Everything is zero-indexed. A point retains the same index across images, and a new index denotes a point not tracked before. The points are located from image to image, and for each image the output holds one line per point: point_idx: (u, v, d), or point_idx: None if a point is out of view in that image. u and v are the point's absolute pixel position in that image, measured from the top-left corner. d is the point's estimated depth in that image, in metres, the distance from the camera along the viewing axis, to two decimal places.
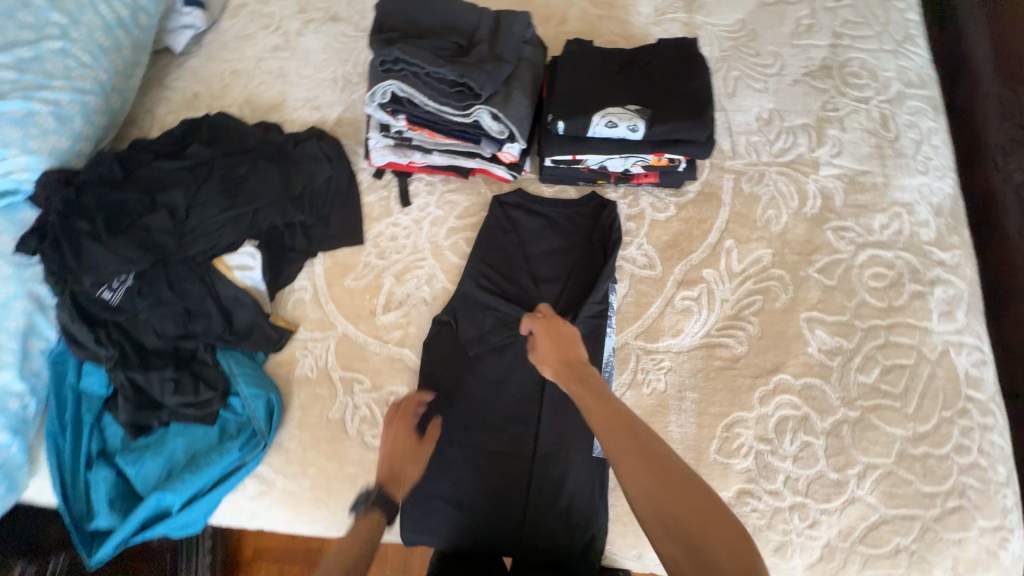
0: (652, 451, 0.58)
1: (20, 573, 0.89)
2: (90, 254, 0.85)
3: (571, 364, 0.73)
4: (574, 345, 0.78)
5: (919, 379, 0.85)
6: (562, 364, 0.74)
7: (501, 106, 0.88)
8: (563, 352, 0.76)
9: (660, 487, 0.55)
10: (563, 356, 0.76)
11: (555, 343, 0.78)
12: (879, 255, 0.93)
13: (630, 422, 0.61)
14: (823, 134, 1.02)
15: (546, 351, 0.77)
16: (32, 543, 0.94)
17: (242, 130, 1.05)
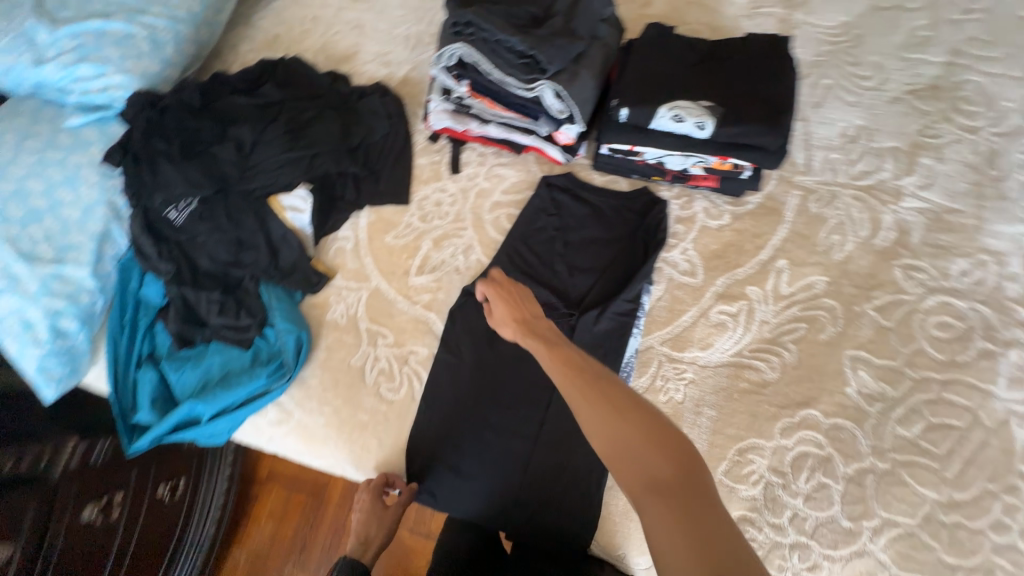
0: (602, 382, 0.59)
1: (75, 446, 1.01)
2: (163, 173, 0.92)
3: (526, 322, 0.73)
4: (528, 303, 0.76)
5: (966, 444, 0.78)
6: (515, 322, 0.73)
7: (566, 84, 0.85)
8: (519, 313, 0.74)
9: (610, 410, 0.55)
10: (515, 313, 0.74)
11: (510, 305, 0.76)
12: (951, 304, 0.85)
13: (580, 362, 0.62)
14: (914, 161, 0.92)
15: (501, 311, 0.76)
16: (85, 426, 1.06)
17: (313, 76, 1.08)
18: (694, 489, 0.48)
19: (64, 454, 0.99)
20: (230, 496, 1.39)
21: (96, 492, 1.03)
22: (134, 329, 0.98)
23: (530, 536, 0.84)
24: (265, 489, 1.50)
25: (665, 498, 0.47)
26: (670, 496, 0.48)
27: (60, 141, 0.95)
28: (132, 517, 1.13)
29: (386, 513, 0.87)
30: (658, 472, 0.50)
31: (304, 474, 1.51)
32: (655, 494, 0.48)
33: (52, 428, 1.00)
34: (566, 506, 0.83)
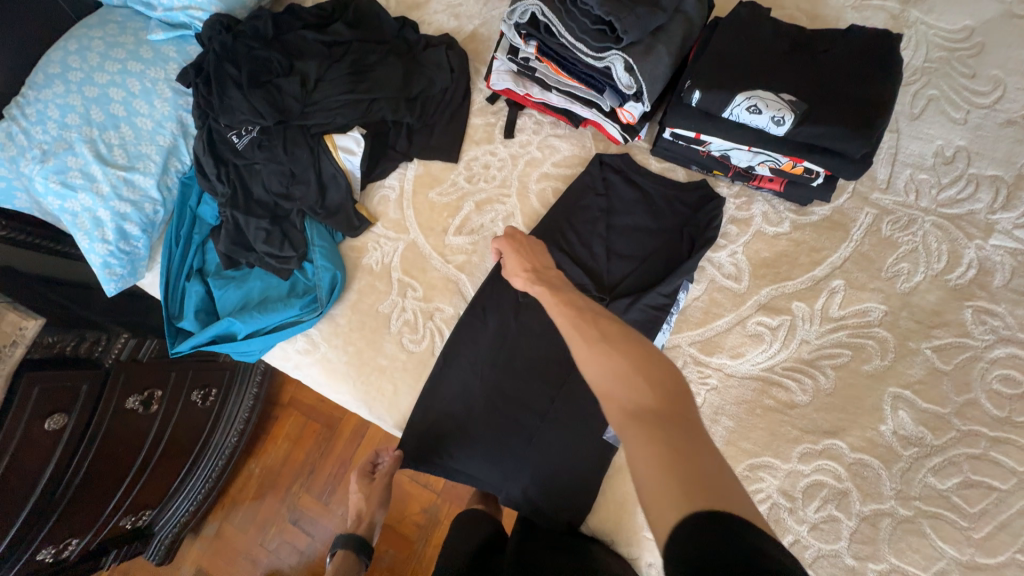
0: (600, 322, 0.62)
1: (126, 340, 1.10)
2: (231, 98, 0.95)
3: (536, 270, 0.79)
4: (539, 257, 0.83)
5: (1004, 509, 0.72)
6: (525, 271, 0.79)
7: (638, 57, 0.80)
8: (528, 265, 0.80)
9: (603, 340, 0.59)
10: (525, 262, 0.81)
11: (522, 257, 0.82)
12: (1022, 358, 0.77)
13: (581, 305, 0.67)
14: (1015, 196, 0.82)
15: (513, 262, 0.82)
16: (135, 326, 1.15)
17: (382, 20, 1.07)
18: (677, 415, 0.50)
19: (115, 347, 1.07)
20: (254, 415, 1.48)
21: (139, 386, 1.11)
22: (188, 242, 1.04)
23: (523, 506, 0.86)
24: (285, 413, 1.60)
25: (645, 420, 0.50)
26: (650, 415, 0.50)
27: (143, 54, 1.00)
28: (168, 414, 1.23)
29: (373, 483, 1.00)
30: (643, 399, 0.52)
31: (321, 406, 1.58)
32: (637, 416, 0.51)
33: (108, 321, 1.10)
34: (561, 484, 0.84)
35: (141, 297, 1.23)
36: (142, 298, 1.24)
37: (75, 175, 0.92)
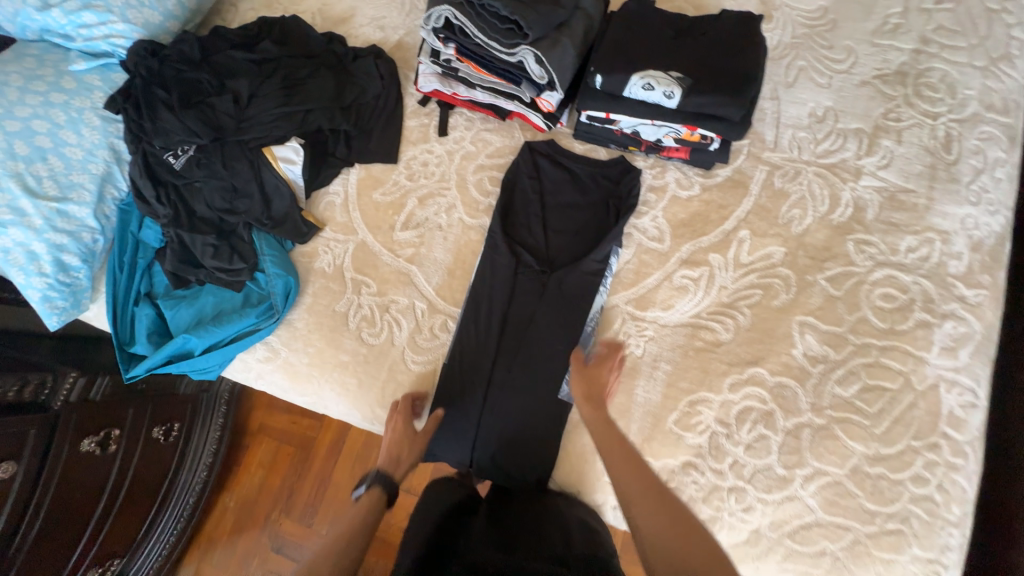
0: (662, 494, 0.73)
1: (74, 379, 1.09)
2: (163, 121, 0.96)
3: (595, 398, 0.85)
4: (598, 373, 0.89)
5: (897, 405, 0.85)
6: (583, 394, 0.86)
7: (546, 50, 0.89)
8: (587, 387, 0.86)
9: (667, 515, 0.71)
10: (587, 386, 0.86)
11: (592, 378, 0.88)
12: (896, 276, 0.90)
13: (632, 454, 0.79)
14: (875, 143, 0.97)
15: (574, 380, 0.88)
16: (83, 362, 1.14)
17: (310, 36, 1.12)
18: None
19: (63, 387, 1.07)
20: (223, 443, 1.48)
21: (93, 425, 1.11)
22: (133, 268, 1.05)
23: (493, 473, 0.91)
24: (256, 440, 1.58)
25: None
26: None
27: (65, 85, 1.00)
28: (128, 453, 1.21)
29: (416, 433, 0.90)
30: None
31: (292, 428, 1.57)
32: None
33: (51, 359, 1.08)
34: (526, 449, 0.91)
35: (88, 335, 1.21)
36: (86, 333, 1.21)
37: (4, 213, 0.90)
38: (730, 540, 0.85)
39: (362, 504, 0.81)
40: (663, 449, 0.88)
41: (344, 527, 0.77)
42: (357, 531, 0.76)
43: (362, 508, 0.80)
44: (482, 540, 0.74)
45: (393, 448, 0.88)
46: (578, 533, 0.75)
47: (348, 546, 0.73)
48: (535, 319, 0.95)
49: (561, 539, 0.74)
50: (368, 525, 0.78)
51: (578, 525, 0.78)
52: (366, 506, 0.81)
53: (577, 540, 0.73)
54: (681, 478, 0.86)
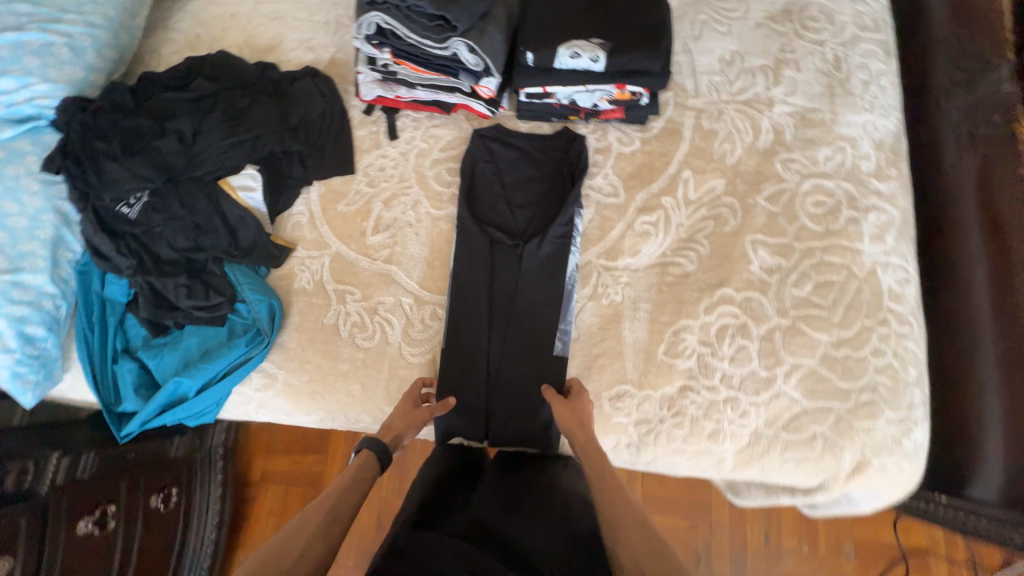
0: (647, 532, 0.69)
1: (55, 463, 1.02)
2: (109, 172, 0.95)
3: (585, 429, 0.85)
4: (584, 404, 0.89)
5: (847, 293, 0.96)
6: (571, 423, 0.85)
7: (477, 39, 0.95)
8: (575, 418, 0.86)
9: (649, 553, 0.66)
10: (575, 416, 0.86)
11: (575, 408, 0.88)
12: (821, 184, 1.02)
13: (619, 485, 0.76)
14: (779, 75, 1.10)
15: (561, 412, 0.87)
16: (57, 439, 1.06)
17: (242, 67, 1.13)
18: None
19: (48, 471, 1.01)
20: (226, 500, 1.45)
21: (87, 506, 1.08)
22: (104, 327, 1.02)
23: (507, 438, 0.98)
24: (262, 488, 1.54)
25: None
26: None
27: None
28: (128, 529, 1.18)
29: (419, 410, 0.91)
30: None
31: (297, 468, 1.54)
32: None
33: (29, 442, 1.01)
34: (534, 410, 0.97)
35: (61, 422, 1.10)
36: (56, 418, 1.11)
37: None
38: (736, 447, 0.93)
39: (354, 467, 0.81)
40: (659, 380, 0.95)
41: (338, 484, 0.78)
42: (351, 491, 0.77)
43: (355, 468, 0.80)
44: (491, 499, 0.86)
45: (394, 419, 0.88)
46: (577, 502, 0.86)
47: (337, 504, 0.75)
48: (518, 288, 1.01)
49: (562, 508, 0.84)
50: (361, 488, 0.79)
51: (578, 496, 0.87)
52: (356, 470, 0.80)
53: (577, 514, 0.83)
54: (681, 400, 0.94)
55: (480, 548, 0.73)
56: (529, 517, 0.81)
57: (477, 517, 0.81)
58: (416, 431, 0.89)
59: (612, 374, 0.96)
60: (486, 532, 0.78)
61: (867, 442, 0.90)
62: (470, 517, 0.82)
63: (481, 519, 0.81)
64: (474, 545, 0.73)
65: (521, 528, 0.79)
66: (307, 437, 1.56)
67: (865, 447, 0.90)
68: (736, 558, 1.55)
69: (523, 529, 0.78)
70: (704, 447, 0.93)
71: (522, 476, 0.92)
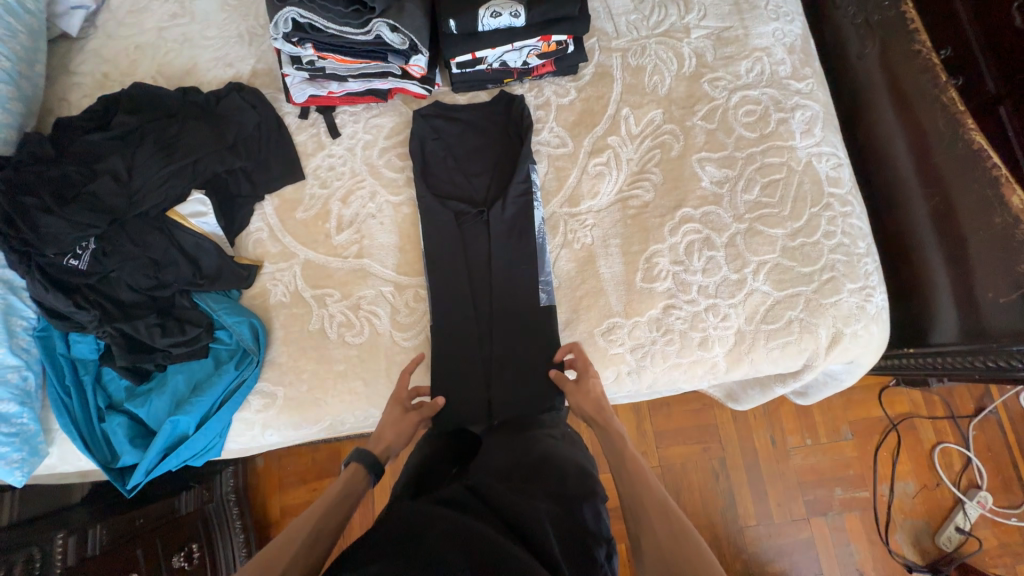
0: (660, 501, 0.71)
1: (64, 543, 0.99)
2: (46, 226, 0.90)
3: (601, 408, 0.88)
4: (591, 382, 0.91)
5: (791, 188, 1.04)
6: (590, 409, 0.88)
7: (397, 17, 0.95)
8: (591, 402, 0.89)
9: (662, 520, 0.69)
10: (590, 398, 0.89)
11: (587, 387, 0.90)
12: (748, 95, 1.09)
13: (637, 464, 0.78)
14: (689, 2, 1.16)
15: (577, 395, 0.90)
16: (60, 522, 1.03)
17: (162, 94, 1.09)
18: None
19: (56, 553, 0.97)
20: (252, 548, 1.44)
21: None
22: (81, 388, 0.98)
23: (514, 396, 1.00)
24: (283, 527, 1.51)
25: None
26: None
27: None
28: None
29: (408, 415, 0.92)
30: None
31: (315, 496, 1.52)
32: None
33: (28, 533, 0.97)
34: (533, 366, 1.00)
35: (51, 513, 1.05)
36: (50, 506, 1.07)
37: None
38: (725, 349, 0.99)
39: (341, 482, 0.80)
40: (643, 306, 1.00)
41: (327, 497, 0.77)
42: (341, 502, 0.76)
43: (342, 482, 0.80)
44: (487, 468, 0.81)
45: (383, 429, 0.89)
46: (573, 474, 0.79)
47: (327, 516, 0.73)
48: (492, 251, 1.04)
49: (558, 477, 0.78)
50: (352, 500, 0.78)
51: (574, 465, 0.82)
52: (345, 482, 0.80)
53: (573, 485, 0.77)
54: (667, 319, 0.99)
55: (479, 520, 0.67)
56: (528, 486, 0.75)
57: (472, 485, 0.76)
58: (405, 438, 0.90)
59: (600, 311, 1.00)
60: (480, 499, 0.73)
61: (836, 314, 0.99)
62: (465, 484, 0.77)
63: (476, 484, 0.76)
64: (470, 517, 0.68)
65: (519, 495, 0.73)
66: (319, 462, 1.54)
67: (836, 320, 0.99)
68: (750, 467, 1.65)
69: (521, 495, 0.73)
70: (697, 356, 0.99)
71: (516, 441, 0.88)
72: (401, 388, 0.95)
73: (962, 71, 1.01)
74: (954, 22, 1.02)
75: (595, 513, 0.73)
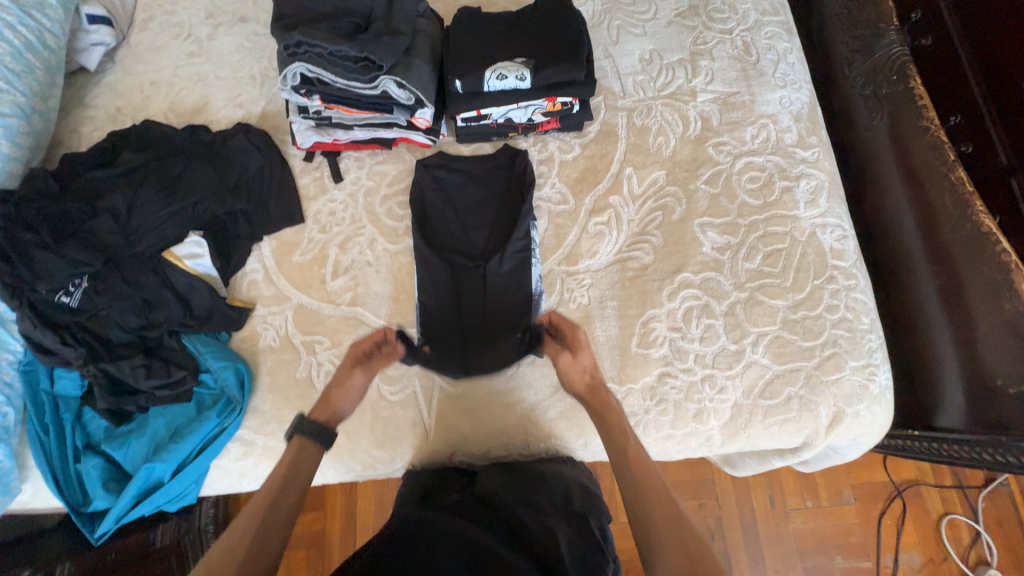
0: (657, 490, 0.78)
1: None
2: (42, 263, 0.91)
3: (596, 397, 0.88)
4: (584, 357, 0.90)
5: (793, 258, 1.02)
6: (580, 389, 0.89)
7: (404, 74, 0.97)
8: (585, 380, 0.89)
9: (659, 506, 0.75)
10: (582, 378, 0.89)
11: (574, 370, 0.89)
12: (752, 161, 1.09)
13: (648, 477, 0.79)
14: (697, 66, 1.17)
15: (573, 372, 0.90)
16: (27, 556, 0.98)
17: (170, 133, 1.10)
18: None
19: None
20: None
21: None
22: (60, 425, 0.96)
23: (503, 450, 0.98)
24: None
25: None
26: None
27: None
28: None
29: (354, 372, 0.91)
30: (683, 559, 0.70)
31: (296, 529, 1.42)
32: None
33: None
34: (528, 425, 0.98)
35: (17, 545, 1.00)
36: (20, 534, 1.04)
37: None
38: (720, 422, 0.96)
39: (291, 455, 0.83)
40: (638, 372, 0.97)
41: (276, 477, 0.80)
42: (288, 483, 0.80)
43: (290, 459, 0.83)
44: (492, 479, 0.90)
45: (336, 391, 0.90)
46: (577, 491, 0.90)
47: (278, 498, 0.77)
48: (489, 301, 1.03)
49: (564, 497, 0.88)
50: (302, 473, 0.82)
51: (578, 484, 0.92)
52: (293, 458, 0.83)
53: (578, 502, 0.88)
54: (661, 387, 0.97)
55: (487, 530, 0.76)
56: (535, 501, 0.85)
57: (482, 495, 0.85)
58: (354, 396, 0.91)
59: None
60: (486, 504, 0.83)
61: (838, 393, 0.95)
62: (473, 491, 0.87)
63: (485, 494, 0.86)
64: (477, 525, 0.76)
65: (526, 508, 0.83)
66: None
67: (837, 398, 0.95)
68: (748, 528, 1.58)
69: (529, 507, 0.83)
70: (692, 428, 0.96)
71: (523, 482, 0.90)
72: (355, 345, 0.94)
73: (968, 139, 1.01)
74: (965, 91, 1.02)
75: (602, 530, 0.84)
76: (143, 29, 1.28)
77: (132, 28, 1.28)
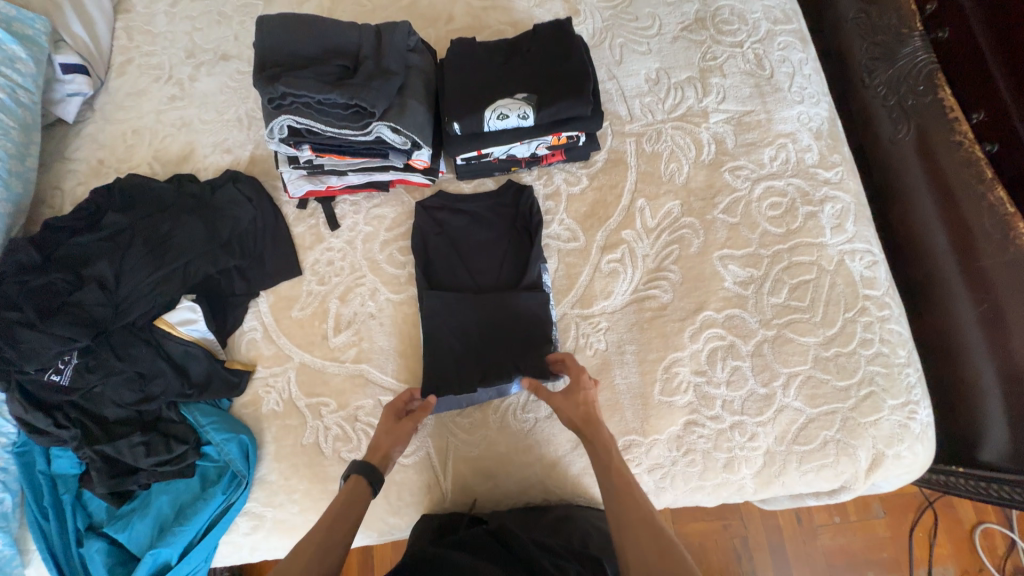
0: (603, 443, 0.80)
1: None
2: (28, 342, 0.86)
3: (590, 421, 0.83)
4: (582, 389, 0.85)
5: (822, 290, 0.96)
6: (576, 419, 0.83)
7: (397, 119, 0.91)
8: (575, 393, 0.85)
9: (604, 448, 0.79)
10: (578, 411, 0.84)
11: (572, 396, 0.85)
12: (773, 185, 1.02)
13: (611, 454, 0.78)
14: (707, 84, 1.10)
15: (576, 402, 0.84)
16: None
17: (154, 186, 1.04)
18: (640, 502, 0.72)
19: None
20: None
21: None
22: (60, 508, 0.91)
23: (520, 502, 0.93)
24: None
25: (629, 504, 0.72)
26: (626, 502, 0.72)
27: None
28: None
29: (401, 422, 0.87)
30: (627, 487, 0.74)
31: None
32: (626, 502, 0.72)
33: None
34: (549, 484, 0.93)
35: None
36: None
37: None
38: (753, 471, 0.90)
39: (344, 495, 0.78)
40: (663, 422, 0.92)
41: (330, 512, 0.76)
42: (340, 522, 0.75)
43: (344, 497, 0.78)
44: (507, 518, 0.87)
45: (379, 439, 0.85)
46: (596, 535, 0.85)
47: (331, 533, 0.73)
48: (502, 343, 0.95)
49: (580, 540, 0.83)
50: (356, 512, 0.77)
51: (597, 527, 0.87)
52: (345, 498, 0.78)
53: (596, 546, 0.84)
54: (688, 437, 0.91)
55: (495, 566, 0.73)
56: (552, 543, 0.80)
57: (495, 529, 0.81)
58: (404, 444, 0.86)
59: (616, 425, 0.92)
60: (502, 543, 0.79)
61: (877, 435, 0.90)
62: (487, 527, 0.82)
63: (498, 529, 0.80)
64: (486, 562, 0.74)
65: (542, 549, 0.78)
66: None
67: (877, 441, 0.90)
68: (775, 550, 1.43)
69: (546, 550, 0.78)
70: (723, 479, 0.90)
71: (540, 525, 0.86)
72: (393, 402, 0.91)
73: (993, 137, 0.94)
74: (988, 87, 0.95)
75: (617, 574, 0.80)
76: (122, 73, 1.22)
77: (110, 73, 1.22)
